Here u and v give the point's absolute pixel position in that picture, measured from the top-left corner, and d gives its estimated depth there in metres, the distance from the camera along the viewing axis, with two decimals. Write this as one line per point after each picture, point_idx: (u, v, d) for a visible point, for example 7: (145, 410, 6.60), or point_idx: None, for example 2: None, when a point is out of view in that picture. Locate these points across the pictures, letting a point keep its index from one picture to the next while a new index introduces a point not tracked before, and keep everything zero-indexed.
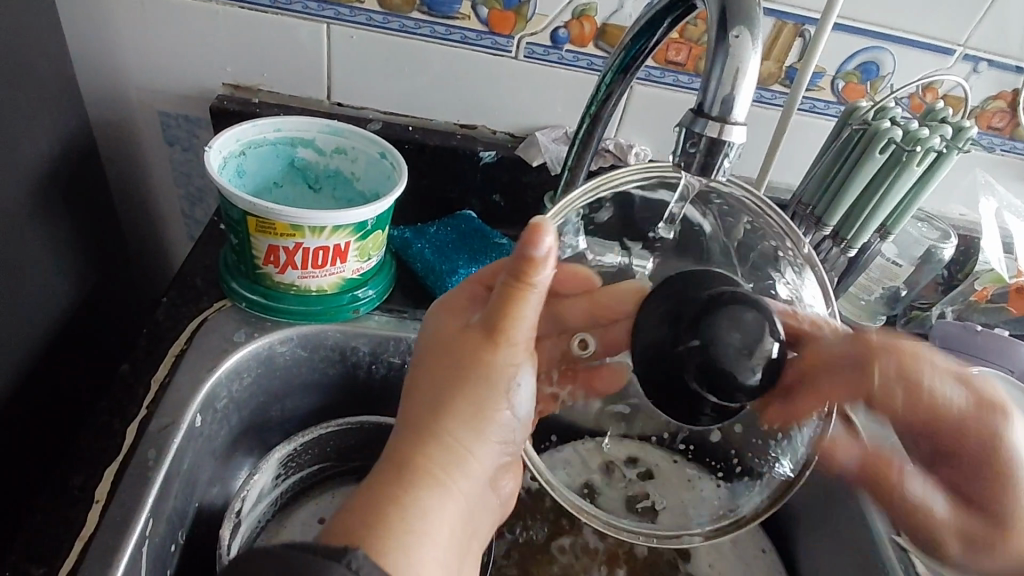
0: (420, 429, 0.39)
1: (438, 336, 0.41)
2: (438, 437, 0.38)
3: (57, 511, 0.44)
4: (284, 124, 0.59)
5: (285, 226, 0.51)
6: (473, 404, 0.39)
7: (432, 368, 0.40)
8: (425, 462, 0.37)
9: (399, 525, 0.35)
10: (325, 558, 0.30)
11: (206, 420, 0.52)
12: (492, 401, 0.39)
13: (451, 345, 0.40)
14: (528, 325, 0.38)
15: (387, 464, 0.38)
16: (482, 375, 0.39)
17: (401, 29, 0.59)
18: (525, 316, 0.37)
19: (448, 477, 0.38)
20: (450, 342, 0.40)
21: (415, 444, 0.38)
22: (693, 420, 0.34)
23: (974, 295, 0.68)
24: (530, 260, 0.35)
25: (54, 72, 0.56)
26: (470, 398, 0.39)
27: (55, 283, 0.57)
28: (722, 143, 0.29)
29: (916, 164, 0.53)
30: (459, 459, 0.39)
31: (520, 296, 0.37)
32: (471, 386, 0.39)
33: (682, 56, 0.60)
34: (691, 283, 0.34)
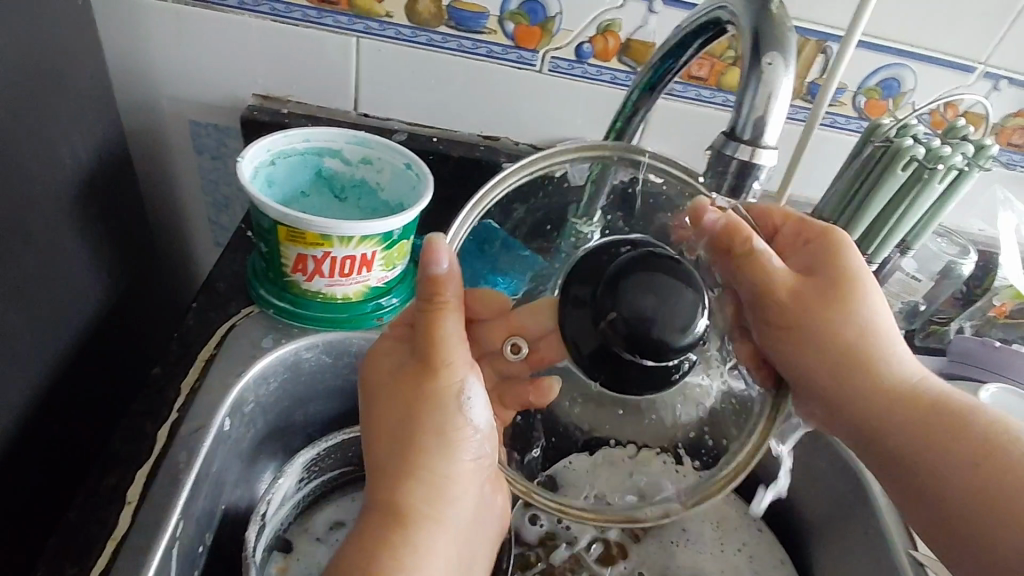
0: (393, 473, 0.39)
1: (380, 378, 0.41)
2: (411, 475, 0.39)
3: (91, 511, 0.45)
4: (313, 135, 0.60)
5: (315, 236, 0.52)
6: (432, 433, 0.39)
7: (384, 411, 0.40)
8: (403, 503, 0.38)
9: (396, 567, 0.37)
10: None
11: (234, 424, 0.54)
12: (452, 424, 0.39)
13: (395, 381, 0.40)
14: (457, 347, 0.38)
15: (373, 508, 0.39)
16: (431, 404, 0.39)
17: (428, 42, 0.61)
18: (451, 339, 0.38)
19: (431, 507, 0.39)
20: (391, 388, 0.40)
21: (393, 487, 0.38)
22: (643, 389, 0.32)
23: (993, 311, 0.69)
24: (435, 278, 0.37)
25: (92, 83, 0.58)
26: (430, 429, 0.39)
27: (89, 287, 0.58)
28: (753, 167, 0.30)
29: (938, 181, 0.54)
30: (437, 489, 0.39)
31: (439, 321, 0.37)
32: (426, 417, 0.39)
33: (705, 71, 0.61)
34: (601, 259, 0.32)
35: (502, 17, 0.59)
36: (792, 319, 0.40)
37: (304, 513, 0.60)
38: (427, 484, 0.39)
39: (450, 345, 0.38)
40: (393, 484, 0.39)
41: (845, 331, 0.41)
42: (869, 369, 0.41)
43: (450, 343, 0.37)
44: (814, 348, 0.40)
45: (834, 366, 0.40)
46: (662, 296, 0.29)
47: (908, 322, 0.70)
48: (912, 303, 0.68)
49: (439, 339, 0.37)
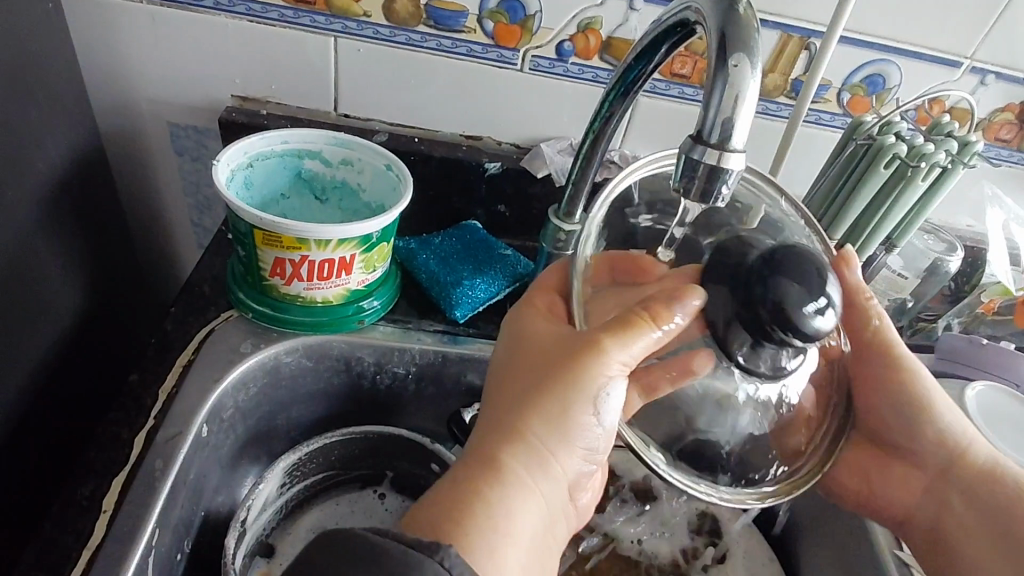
0: (505, 428, 0.39)
1: (530, 331, 0.41)
2: (523, 439, 0.39)
3: (66, 520, 0.44)
4: (291, 136, 0.60)
5: (292, 240, 0.51)
6: (560, 412, 0.39)
7: (518, 371, 0.41)
8: (505, 459, 0.38)
9: (485, 524, 0.36)
10: (417, 551, 0.32)
11: (213, 430, 0.53)
12: (582, 415, 0.39)
13: (545, 342, 0.40)
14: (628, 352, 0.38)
15: (472, 453, 0.39)
16: (576, 391, 0.38)
17: (407, 42, 0.60)
18: (633, 346, 0.37)
19: (532, 477, 0.39)
20: (537, 348, 0.40)
21: (501, 441, 0.39)
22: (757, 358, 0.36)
23: (981, 308, 0.68)
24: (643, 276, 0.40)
25: (66, 86, 0.57)
26: (560, 400, 0.39)
27: (65, 294, 0.58)
28: (720, 171, 0.29)
29: (921, 179, 0.53)
30: (542, 467, 0.39)
31: (623, 324, 0.37)
32: (561, 402, 0.39)
33: (688, 69, 0.60)
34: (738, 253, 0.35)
35: (481, 16, 0.58)
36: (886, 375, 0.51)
37: (288, 517, 0.60)
38: (534, 461, 0.39)
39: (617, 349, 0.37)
40: (504, 442, 0.39)
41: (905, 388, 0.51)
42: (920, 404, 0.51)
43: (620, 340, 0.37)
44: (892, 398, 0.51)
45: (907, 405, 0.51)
46: (791, 267, 0.33)
47: (895, 319, 0.70)
48: (899, 301, 0.68)
49: (612, 338, 0.37)
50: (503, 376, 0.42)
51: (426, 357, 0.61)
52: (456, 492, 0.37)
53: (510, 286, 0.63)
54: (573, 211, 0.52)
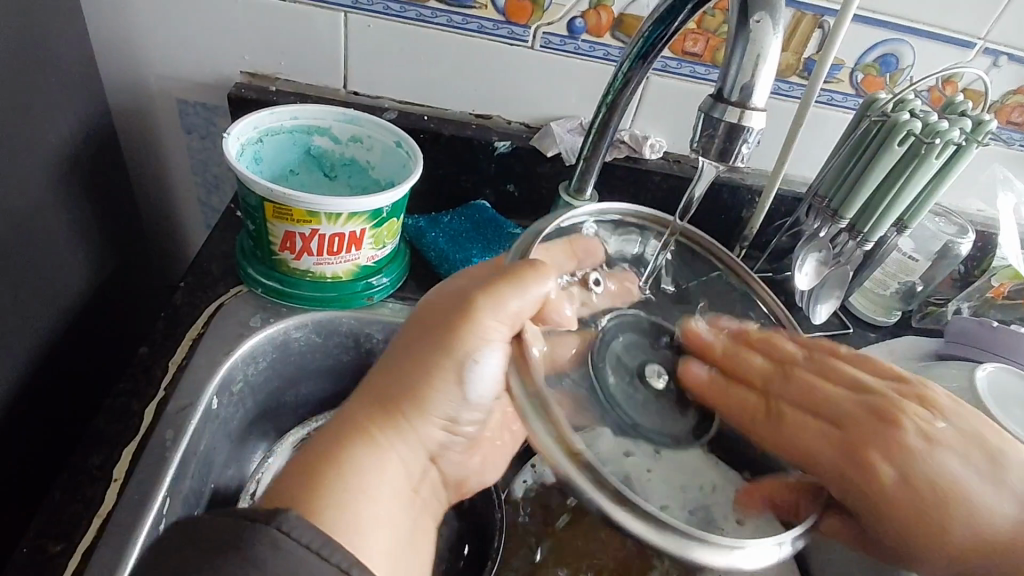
0: (378, 398, 0.40)
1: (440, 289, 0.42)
2: (385, 399, 0.40)
3: (76, 489, 0.44)
4: (301, 112, 0.60)
5: (302, 213, 0.51)
6: (427, 378, 0.39)
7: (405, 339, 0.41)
8: (367, 427, 0.39)
9: (343, 486, 0.37)
10: (257, 522, 0.31)
11: (222, 403, 0.53)
12: (449, 377, 0.39)
13: (440, 306, 0.41)
14: (511, 316, 0.37)
15: (343, 410, 0.40)
16: (450, 352, 0.39)
17: (418, 17, 0.60)
18: (509, 305, 0.37)
19: (395, 441, 0.40)
20: (433, 311, 0.41)
21: (371, 409, 0.40)
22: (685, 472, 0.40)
23: (991, 292, 0.68)
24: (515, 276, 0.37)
25: (75, 57, 0.57)
26: (430, 374, 0.39)
27: (74, 266, 0.57)
28: (741, 128, 0.29)
29: (935, 157, 0.53)
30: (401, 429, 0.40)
31: (497, 288, 0.37)
32: (430, 367, 0.39)
33: (699, 46, 0.60)
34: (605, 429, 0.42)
35: None
36: (846, 397, 0.40)
37: None
38: (393, 417, 0.40)
39: (505, 309, 0.37)
40: (373, 410, 0.40)
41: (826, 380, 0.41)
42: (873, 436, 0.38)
43: (513, 302, 0.36)
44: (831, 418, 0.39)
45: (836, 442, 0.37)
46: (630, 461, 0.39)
47: (905, 303, 0.70)
48: (909, 284, 0.67)
49: (495, 304, 0.37)
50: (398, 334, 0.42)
51: None
52: (320, 443, 0.38)
53: None
54: (584, 188, 0.51)
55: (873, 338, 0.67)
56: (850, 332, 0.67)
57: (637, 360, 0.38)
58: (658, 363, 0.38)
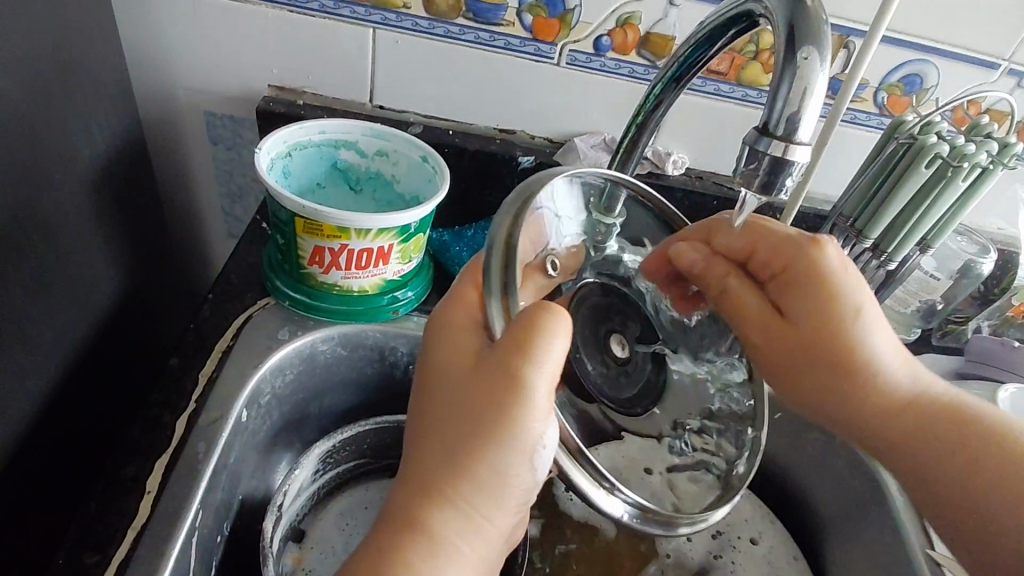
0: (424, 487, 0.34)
1: (441, 346, 0.36)
2: (437, 497, 0.33)
3: (110, 500, 0.45)
4: (329, 126, 0.60)
5: (333, 228, 0.52)
6: (478, 465, 0.33)
7: (437, 409, 0.35)
8: (426, 527, 0.33)
9: None
10: None
11: (251, 415, 0.54)
12: (504, 458, 0.33)
13: (460, 373, 0.35)
14: (546, 370, 0.33)
15: (387, 518, 0.34)
16: (497, 430, 0.33)
17: (446, 34, 0.60)
18: (547, 359, 0.32)
19: (464, 539, 0.34)
20: (458, 371, 0.35)
21: (417, 499, 0.34)
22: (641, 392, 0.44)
23: (1011, 310, 0.69)
24: (536, 327, 0.32)
25: (109, 72, 0.58)
26: (482, 454, 0.33)
27: (105, 278, 0.58)
28: (786, 161, 0.29)
29: (961, 179, 0.54)
30: (466, 527, 0.34)
31: (523, 347, 0.32)
32: (479, 452, 0.33)
33: (725, 66, 0.60)
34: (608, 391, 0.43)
35: (521, 9, 0.58)
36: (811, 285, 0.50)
37: (319, 504, 0.60)
38: (454, 519, 0.33)
39: (538, 366, 0.32)
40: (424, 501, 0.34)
41: (876, 332, 0.46)
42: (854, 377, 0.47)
43: (550, 354, 0.32)
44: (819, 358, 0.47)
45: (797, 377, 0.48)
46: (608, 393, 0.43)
47: (926, 320, 0.70)
48: (929, 302, 0.68)
49: (526, 363, 0.32)
50: (421, 412, 0.36)
51: None
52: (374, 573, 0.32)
53: None
54: None
55: None
56: None
57: (598, 326, 0.42)
58: (620, 332, 0.43)
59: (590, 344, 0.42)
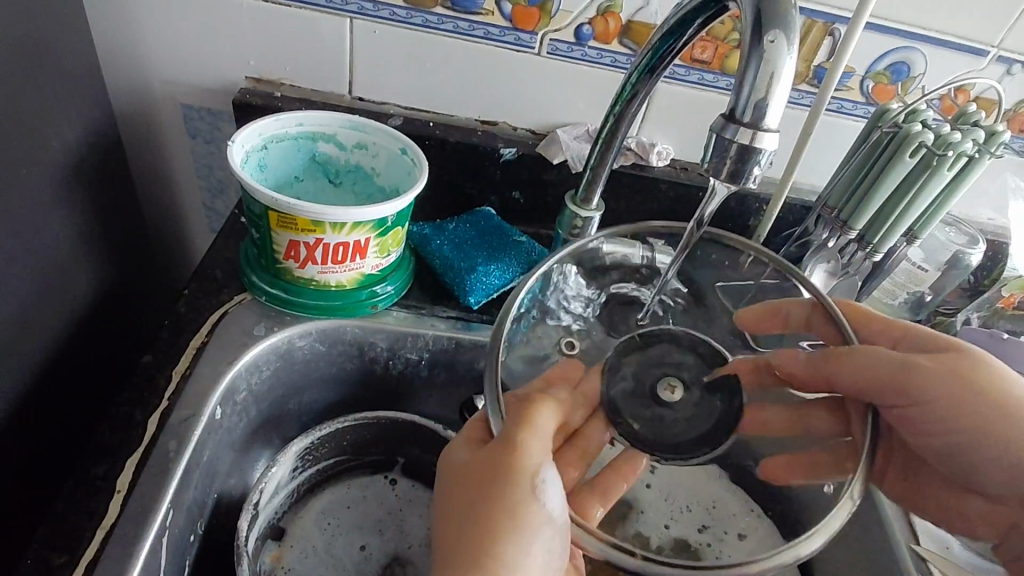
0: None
1: (448, 463, 0.41)
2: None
3: (79, 500, 0.44)
4: (306, 118, 0.59)
5: (307, 222, 0.51)
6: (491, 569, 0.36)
7: (459, 506, 0.39)
8: None
9: None
10: None
11: (226, 412, 0.53)
12: (515, 558, 0.37)
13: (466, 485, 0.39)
14: (542, 467, 0.37)
15: None
16: (512, 515, 0.37)
17: (423, 24, 0.59)
18: (543, 436, 0.37)
19: None
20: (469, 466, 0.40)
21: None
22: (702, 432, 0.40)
23: (1001, 302, 0.66)
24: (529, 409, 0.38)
25: (81, 64, 0.57)
26: (503, 531, 0.37)
27: (78, 275, 0.57)
28: (753, 149, 0.30)
29: (947, 168, 0.53)
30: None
31: (514, 447, 0.37)
32: (497, 533, 0.37)
33: (708, 54, 0.59)
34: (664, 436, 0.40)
35: None
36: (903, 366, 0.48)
37: (299, 502, 0.60)
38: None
39: (534, 463, 0.37)
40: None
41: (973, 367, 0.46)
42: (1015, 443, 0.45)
43: (543, 452, 0.37)
44: (939, 413, 0.45)
45: (984, 442, 0.46)
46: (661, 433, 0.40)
47: (914, 312, 0.69)
48: (918, 293, 0.67)
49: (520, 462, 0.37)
50: (444, 517, 0.39)
51: (438, 343, 0.60)
52: None
53: (523, 273, 0.62)
54: (591, 198, 0.52)
55: None
56: None
57: (654, 374, 0.41)
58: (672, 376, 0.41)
59: (637, 393, 0.41)
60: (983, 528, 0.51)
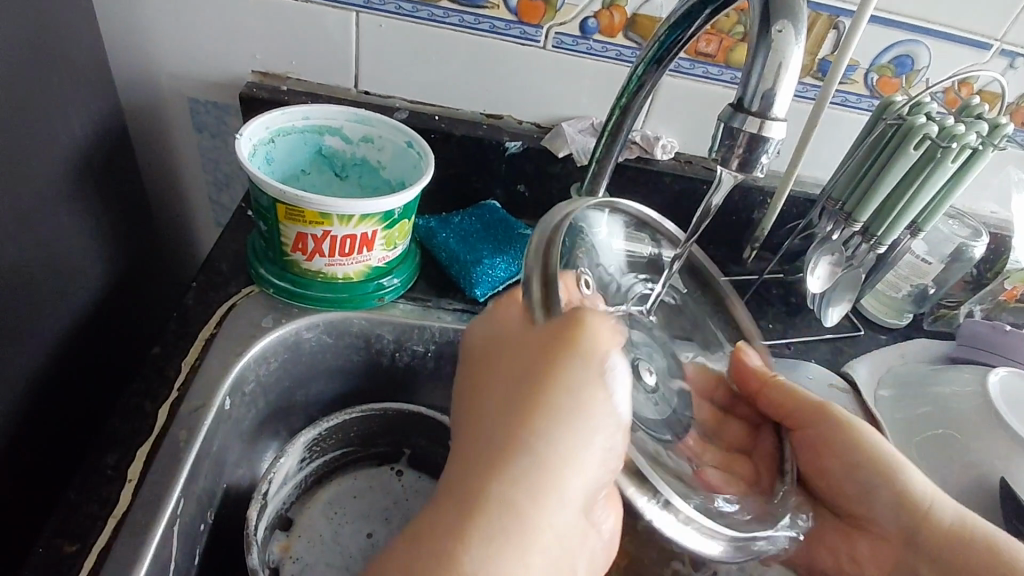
0: (491, 456, 0.34)
1: (488, 348, 0.39)
2: (489, 492, 0.32)
3: (91, 488, 0.45)
4: (312, 112, 0.59)
5: (315, 214, 0.51)
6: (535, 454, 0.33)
7: (496, 387, 0.37)
8: (499, 489, 0.33)
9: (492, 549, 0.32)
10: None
11: (235, 403, 0.54)
12: (568, 446, 0.34)
13: (510, 369, 0.37)
14: (605, 353, 0.35)
15: (448, 492, 0.34)
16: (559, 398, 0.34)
17: (429, 17, 0.59)
18: (600, 331, 0.35)
19: (535, 500, 0.33)
20: (507, 353, 0.37)
21: (488, 469, 0.33)
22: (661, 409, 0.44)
23: (1003, 295, 0.67)
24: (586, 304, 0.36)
25: (89, 58, 0.57)
26: (546, 414, 0.34)
27: (87, 267, 0.58)
28: (761, 138, 0.30)
29: (951, 160, 0.53)
30: (519, 531, 0.32)
31: (576, 328, 0.35)
32: (538, 415, 0.34)
33: (713, 47, 0.59)
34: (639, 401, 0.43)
35: None
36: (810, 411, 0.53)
37: (306, 493, 0.60)
38: (507, 524, 0.32)
39: (597, 348, 0.35)
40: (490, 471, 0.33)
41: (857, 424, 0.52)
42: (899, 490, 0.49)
43: (606, 338, 0.35)
44: (844, 455, 0.51)
45: (868, 487, 0.51)
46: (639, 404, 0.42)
47: (917, 305, 0.69)
48: (921, 286, 0.67)
49: (582, 343, 0.35)
50: (476, 400, 0.37)
51: (445, 335, 0.61)
52: (444, 539, 0.32)
53: None
54: (595, 191, 0.52)
55: (884, 341, 0.67)
56: (861, 334, 0.67)
57: (634, 357, 0.43)
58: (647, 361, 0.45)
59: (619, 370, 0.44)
60: (873, 573, 0.53)
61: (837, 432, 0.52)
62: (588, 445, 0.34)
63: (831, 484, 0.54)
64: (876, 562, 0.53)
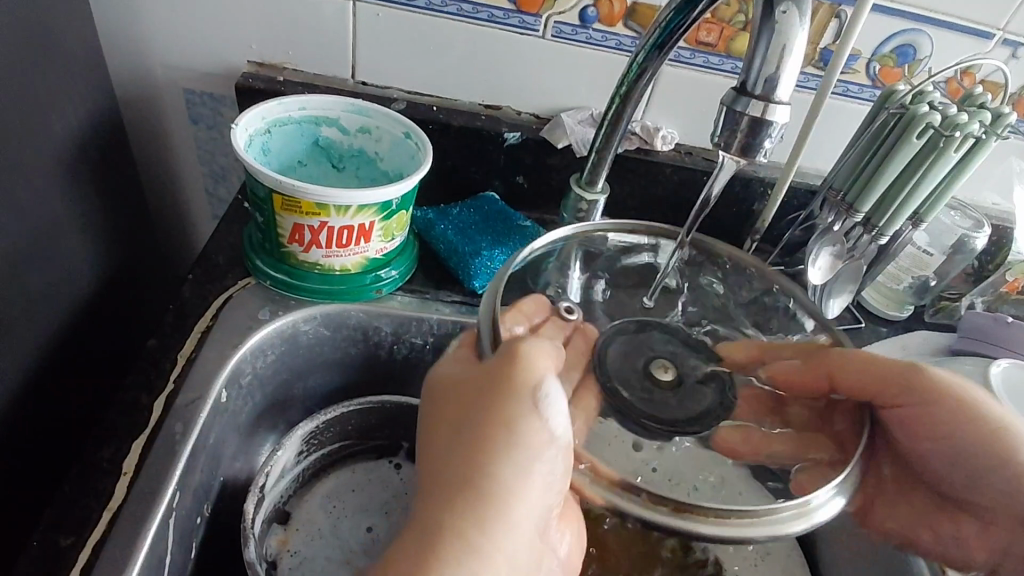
0: (447, 491, 0.36)
1: (448, 385, 0.41)
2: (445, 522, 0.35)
3: (86, 481, 0.44)
4: (309, 102, 0.59)
5: (311, 205, 0.51)
6: (482, 482, 0.36)
7: (449, 424, 0.39)
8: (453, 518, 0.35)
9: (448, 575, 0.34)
10: None
11: (231, 395, 0.53)
12: (514, 474, 0.36)
13: (461, 405, 0.39)
14: (541, 384, 0.37)
15: (411, 528, 0.36)
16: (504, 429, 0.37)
17: (427, 6, 0.59)
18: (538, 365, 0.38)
19: (485, 525, 0.35)
20: (458, 393, 0.40)
21: (444, 501, 0.36)
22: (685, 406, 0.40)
23: (1005, 287, 0.67)
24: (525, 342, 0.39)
25: (83, 47, 0.56)
26: (493, 445, 0.37)
27: (81, 260, 0.57)
28: (763, 122, 0.31)
29: (954, 150, 0.52)
30: (473, 558, 0.35)
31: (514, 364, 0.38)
32: (488, 446, 0.37)
33: (714, 36, 0.58)
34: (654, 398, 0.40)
35: None
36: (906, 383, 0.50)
37: (304, 486, 0.60)
38: (460, 554, 0.35)
39: (530, 381, 0.37)
40: (445, 504, 0.36)
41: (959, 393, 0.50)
42: (1012, 462, 0.48)
43: (539, 371, 0.37)
44: (946, 428, 0.49)
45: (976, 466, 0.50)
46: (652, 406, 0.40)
47: (918, 297, 0.69)
48: (922, 278, 0.67)
49: (515, 380, 0.37)
50: (433, 441, 0.40)
51: (443, 328, 0.60)
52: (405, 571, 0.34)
53: None
54: (596, 180, 0.52)
55: (885, 333, 0.67)
56: (862, 326, 0.67)
57: (647, 355, 0.42)
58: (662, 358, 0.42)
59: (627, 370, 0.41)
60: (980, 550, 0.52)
61: (937, 403, 0.49)
62: (531, 474, 0.36)
63: (928, 463, 0.52)
64: (985, 542, 0.52)
